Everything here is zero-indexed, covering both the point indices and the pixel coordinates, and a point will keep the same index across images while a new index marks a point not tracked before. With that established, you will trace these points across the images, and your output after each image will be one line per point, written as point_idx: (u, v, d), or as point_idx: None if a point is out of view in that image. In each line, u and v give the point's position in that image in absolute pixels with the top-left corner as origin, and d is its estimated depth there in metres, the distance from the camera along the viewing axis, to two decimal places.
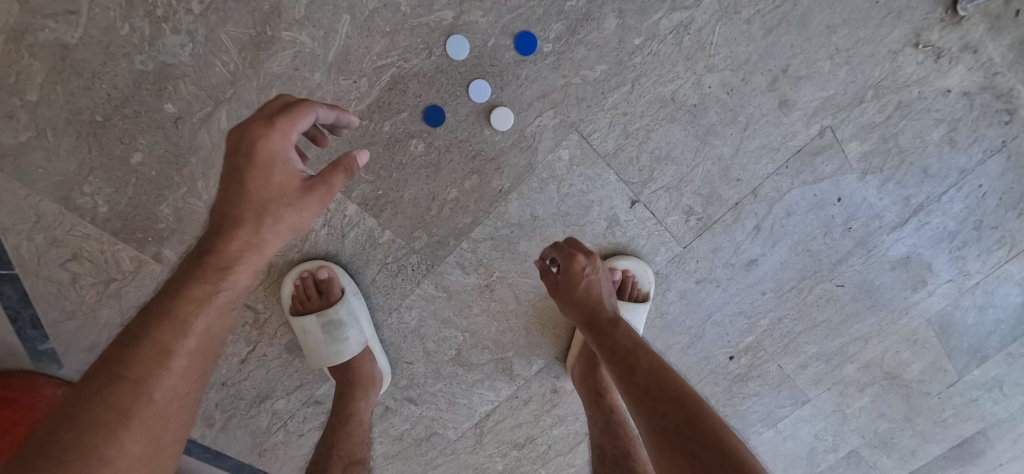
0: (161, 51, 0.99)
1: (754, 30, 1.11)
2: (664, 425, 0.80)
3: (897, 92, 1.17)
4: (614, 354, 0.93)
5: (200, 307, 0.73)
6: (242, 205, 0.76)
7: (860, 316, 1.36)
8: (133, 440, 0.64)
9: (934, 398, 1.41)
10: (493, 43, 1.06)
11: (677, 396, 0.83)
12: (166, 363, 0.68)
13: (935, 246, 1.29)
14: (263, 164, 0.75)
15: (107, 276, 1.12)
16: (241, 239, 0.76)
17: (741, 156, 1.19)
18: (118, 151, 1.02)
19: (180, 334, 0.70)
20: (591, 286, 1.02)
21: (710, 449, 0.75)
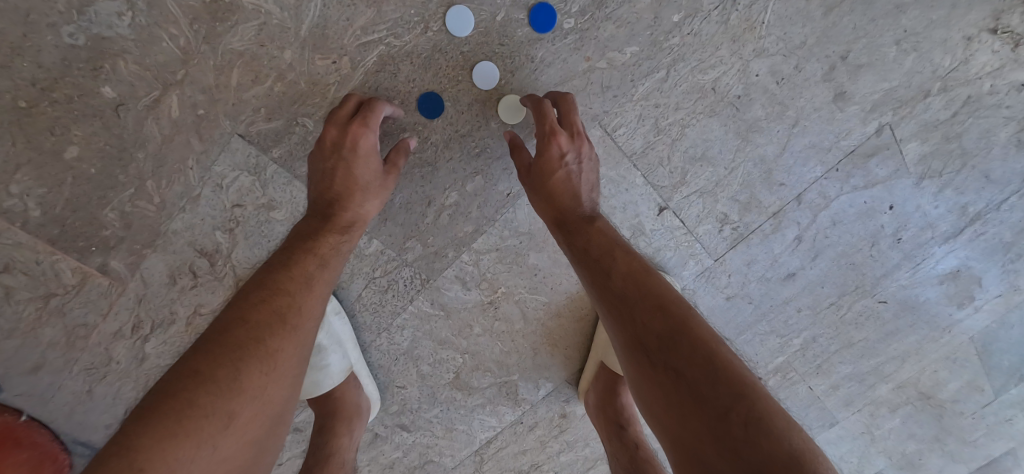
0: (94, 22, 0.81)
1: (813, 9, 0.94)
2: (644, 339, 0.72)
3: (967, 85, 1.00)
4: (589, 256, 0.83)
5: (317, 255, 0.79)
6: (348, 184, 0.84)
7: (901, 333, 1.20)
8: (267, 373, 0.68)
9: (967, 417, 1.25)
10: (504, 17, 0.90)
11: (660, 305, 0.74)
12: (293, 309, 0.74)
13: (988, 258, 1.14)
14: (363, 155, 0.84)
15: (47, 290, 0.94)
16: (352, 209, 0.85)
17: (787, 156, 1.03)
18: (49, 144, 0.85)
19: (305, 286, 0.76)
20: (570, 178, 0.89)
21: (698, 367, 0.67)
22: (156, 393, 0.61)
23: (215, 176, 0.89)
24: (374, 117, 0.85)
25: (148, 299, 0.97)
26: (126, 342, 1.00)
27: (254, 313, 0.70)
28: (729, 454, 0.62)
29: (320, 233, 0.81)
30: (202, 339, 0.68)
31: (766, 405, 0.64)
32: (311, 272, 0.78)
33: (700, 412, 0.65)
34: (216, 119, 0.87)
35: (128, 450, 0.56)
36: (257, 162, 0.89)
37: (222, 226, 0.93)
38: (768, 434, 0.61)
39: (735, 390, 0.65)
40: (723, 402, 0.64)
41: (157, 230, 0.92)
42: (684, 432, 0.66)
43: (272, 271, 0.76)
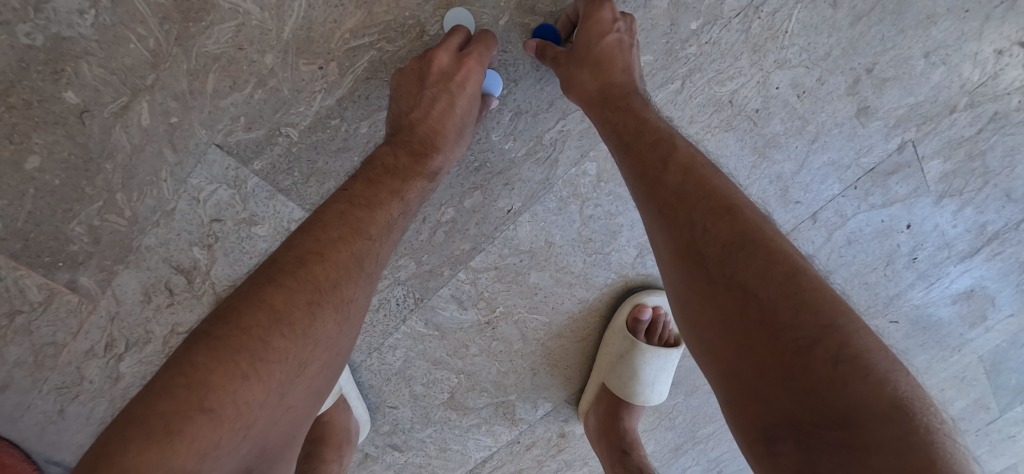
0: (51, 20, 0.72)
1: (840, 17, 0.88)
2: (704, 249, 0.64)
3: (995, 100, 0.94)
4: (635, 158, 0.73)
5: (393, 197, 0.75)
6: (444, 124, 0.79)
7: (910, 353, 1.16)
8: (338, 324, 0.67)
9: (970, 435, 1.25)
10: (507, 21, 0.82)
11: (726, 207, 0.65)
12: (368, 255, 0.71)
13: (1003, 278, 1.09)
14: (468, 95, 0.78)
15: (10, 308, 0.87)
16: (443, 152, 0.80)
17: (805, 173, 0.97)
18: (8, 153, 0.77)
19: (385, 231, 0.74)
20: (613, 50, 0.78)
21: (774, 285, 0.59)
22: (229, 322, 0.60)
23: (191, 189, 0.83)
24: (487, 53, 0.77)
25: (121, 318, 0.90)
26: (99, 362, 0.93)
27: (333, 253, 0.68)
28: (804, 396, 0.55)
29: (408, 172, 0.77)
30: (278, 269, 0.65)
31: (861, 341, 0.55)
32: (392, 217, 0.75)
33: (773, 341, 0.57)
34: (190, 128, 0.79)
35: (198, 384, 0.56)
36: (237, 174, 0.83)
37: (199, 242, 0.86)
38: (861, 374, 0.53)
39: (822, 319, 0.56)
40: (805, 332, 0.56)
41: (129, 246, 0.85)
42: (746, 365, 0.59)
43: (354, 206, 0.72)
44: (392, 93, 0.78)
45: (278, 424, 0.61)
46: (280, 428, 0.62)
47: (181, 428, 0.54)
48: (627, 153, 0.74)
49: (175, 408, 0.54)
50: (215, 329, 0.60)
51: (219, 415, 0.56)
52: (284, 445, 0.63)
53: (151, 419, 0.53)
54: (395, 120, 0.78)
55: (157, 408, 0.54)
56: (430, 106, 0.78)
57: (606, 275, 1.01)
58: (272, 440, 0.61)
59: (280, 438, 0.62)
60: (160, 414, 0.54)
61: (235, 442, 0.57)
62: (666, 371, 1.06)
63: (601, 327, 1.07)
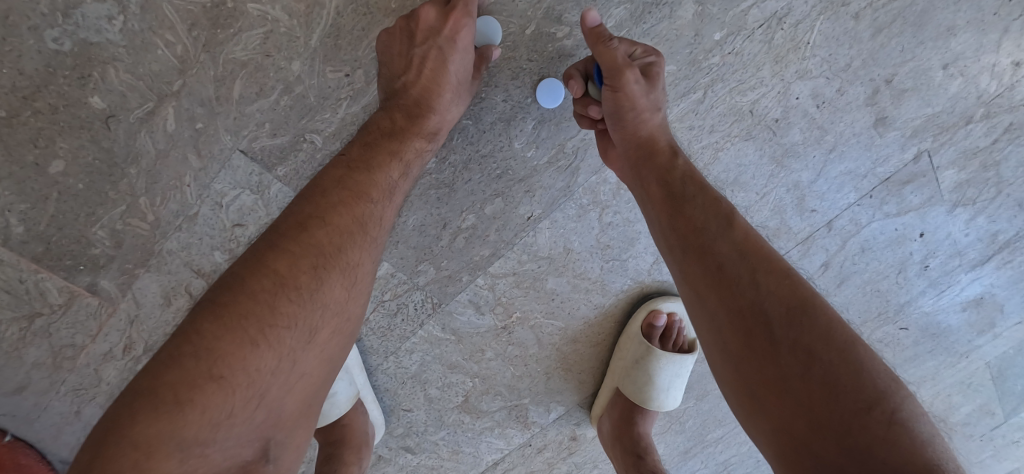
0: (80, 25, 0.72)
1: (861, 29, 0.88)
2: (766, 308, 0.62)
3: (1011, 111, 0.95)
4: (687, 213, 0.71)
5: (393, 160, 0.75)
6: (437, 83, 0.76)
7: (918, 359, 1.17)
8: (346, 289, 0.66)
9: (976, 440, 1.25)
10: (534, 30, 0.82)
11: (785, 271, 0.64)
12: (372, 219, 0.71)
13: (1013, 286, 1.10)
14: (460, 49, 0.75)
15: (31, 310, 0.88)
16: (440, 113, 0.78)
17: (821, 182, 0.98)
18: (32, 158, 0.77)
19: (386, 192, 0.73)
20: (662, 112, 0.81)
21: (837, 351, 0.58)
22: (234, 289, 0.60)
23: (214, 194, 0.83)
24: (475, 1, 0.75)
25: (141, 320, 0.91)
26: (117, 363, 0.94)
27: (335, 218, 0.67)
28: (860, 452, 0.53)
29: (406, 134, 0.76)
30: (281, 233, 0.65)
31: (910, 409, 0.55)
32: (393, 180, 0.74)
33: (830, 402, 0.56)
34: (215, 134, 0.79)
35: (206, 351, 0.56)
36: (261, 180, 0.83)
37: (221, 246, 0.86)
38: (913, 435, 0.53)
39: (876, 384, 0.56)
40: (864, 394, 0.55)
41: (150, 249, 0.86)
42: (799, 421, 0.57)
43: (352, 170, 0.71)
44: (381, 55, 0.75)
45: (292, 393, 0.61)
46: (294, 397, 0.62)
47: (191, 396, 0.54)
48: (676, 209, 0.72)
49: (185, 377, 0.54)
50: (219, 297, 0.59)
51: (229, 382, 0.56)
52: (301, 413, 0.63)
53: (160, 388, 0.53)
54: (388, 84, 0.76)
55: (165, 377, 0.54)
56: (422, 65, 0.76)
57: (623, 282, 1.01)
58: (287, 409, 0.61)
59: (295, 409, 0.62)
60: (170, 383, 0.54)
61: (248, 411, 0.57)
62: (681, 377, 1.06)
63: (616, 332, 1.08)
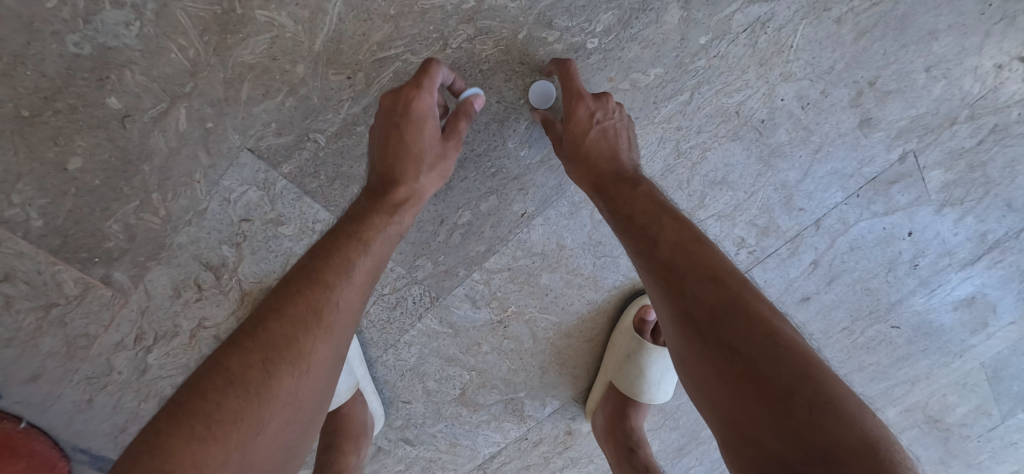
0: (100, 31, 0.77)
1: (843, 33, 0.91)
2: (694, 314, 0.66)
3: (995, 113, 0.98)
4: (635, 226, 0.76)
5: (354, 244, 0.75)
6: (403, 156, 0.81)
7: (912, 358, 1.19)
8: (297, 376, 0.67)
9: (973, 440, 1.25)
10: (526, 34, 0.85)
11: (712, 275, 0.67)
12: (329, 304, 0.71)
13: (1005, 286, 1.13)
14: (419, 120, 0.80)
15: (48, 300, 0.94)
16: (407, 187, 0.81)
17: (808, 182, 1.00)
18: (51, 155, 0.82)
19: (344, 276, 0.73)
20: (604, 134, 0.84)
21: (758, 345, 0.61)
22: (192, 389, 0.63)
23: (222, 191, 0.87)
24: (429, 76, 0.80)
25: (151, 311, 0.97)
26: (128, 353, 1.00)
27: (290, 309, 0.69)
28: (790, 437, 0.56)
29: (370, 214, 0.78)
30: (242, 330, 0.68)
31: (835, 388, 0.57)
32: (352, 262, 0.74)
33: (758, 392, 0.59)
34: (224, 133, 0.84)
35: (158, 448, 0.59)
36: (267, 177, 0.87)
37: (228, 240, 0.91)
38: (837, 418, 0.55)
39: (801, 368, 0.59)
40: (785, 381, 0.58)
41: (161, 243, 0.90)
42: (738, 411, 0.61)
43: (313, 259, 0.73)
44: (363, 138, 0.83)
45: None
46: None
47: None
48: (624, 228, 0.77)
49: None
50: (178, 397, 0.63)
51: None
52: None
53: None
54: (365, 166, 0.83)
55: None
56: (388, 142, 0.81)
57: (615, 278, 1.05)
58: None
59: None
60: None
61: None
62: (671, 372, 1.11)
63: (609, 327, 1.11)
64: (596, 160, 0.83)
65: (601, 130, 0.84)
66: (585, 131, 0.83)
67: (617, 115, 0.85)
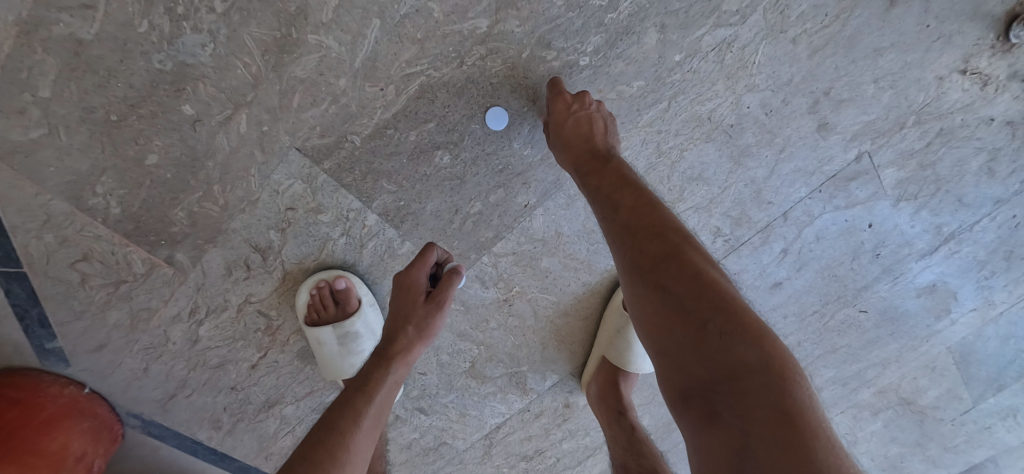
0: (179, 51, 0.92)
1: (799, 51, 1.06)
2: (640, 263, 0.82)
3: (940, 119, 1.12)
4: (602, 195, 0.92)
5: (362, 396, 0.94)
6: (399, 322, 1.03)
7: (881, 341, 1.34)
8: None
9: (947, 424, 1.41)
10: (528, 54, 1.00)
11: (658, 231, 0.83)
12: (344, 444, 0.87)
13: (963, 275, 1.27)
14: (412, 291, 1.03)
15: (117, 278, 1.09)
16: (402, 345, 1.01)
17: (775, 179, 1.15)
18: (132, 152, 0.98)
19: (355, 420, 0.91)
20: (578, 121, 0.97)
21: (686, 285, 0.76)
22: None
23: (273, 183, 1.03)
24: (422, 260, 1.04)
25: (206, 288, 1.12)
26: (183, 325, 1.16)
27: (313, 451, 0.84)
28: (704, 358, 0.72)
29: (373, 371, 0.98)
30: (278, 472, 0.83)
31: (745, 319, 0.72)
32: (359, 408, 0.92)
33: (683, 324, 0.75)
34: (277, 135, 1.00)
35: None
36: (310, 172, 1.03)
37: (275, 226, 1.07)
38: (741, 342, 0.70)
39: (718, 304, 0.73)
40: (703, 315, 0.73)
41: (218, 228, 1.06)
42: (667, 340, 0.76)
43: (330, 412, 0.91)
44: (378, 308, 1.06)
45: None
46: None
47: None
48: (594, 198, 0.93)
49: None
50: None
51: None
52: None
53: None
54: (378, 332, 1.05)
55: None
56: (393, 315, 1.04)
57: (606, 262, 1.20)
58: None
59: None
60: None
61: None
62: None
63: (601, 306, 1.26)
64: (577, 146, 0.97)
65: (576, 117, 0.97)
66: (564, 118, 0.97)
67: (594, 107, 0.99)
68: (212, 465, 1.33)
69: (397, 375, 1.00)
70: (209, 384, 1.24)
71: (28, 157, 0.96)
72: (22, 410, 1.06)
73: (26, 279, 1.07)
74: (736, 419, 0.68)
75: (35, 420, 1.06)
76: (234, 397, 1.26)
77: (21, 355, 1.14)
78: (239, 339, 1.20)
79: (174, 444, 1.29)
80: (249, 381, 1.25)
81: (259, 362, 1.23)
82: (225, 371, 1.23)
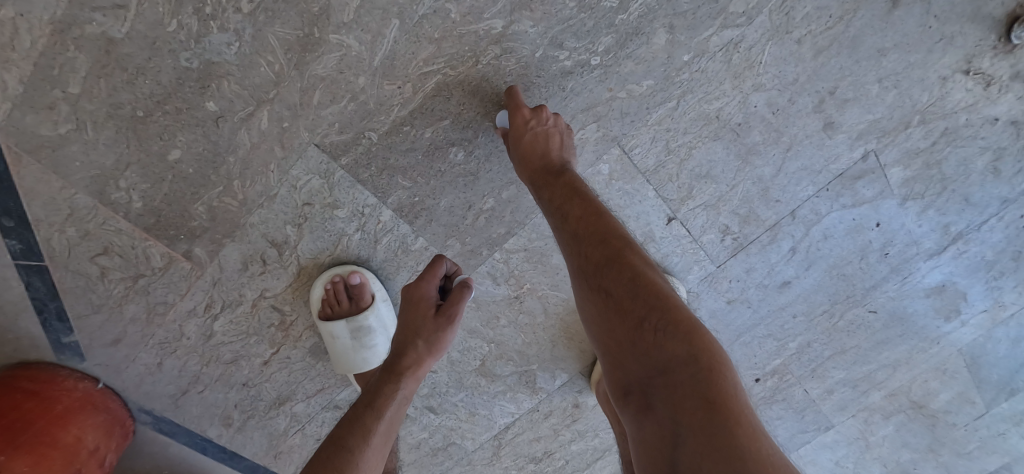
0: (206, 49, 0.96)
1: (804, 51, 1.08)
2: (586, 269, 0.86)
3: (945, 118, 1.14)
4: (555, 207, 0.96)
5: (372, 413, 0.97)
6: (407, 337, 1.05)
7: (891, 342, 1.35)
8: None
9: (960, 429, 1.41)
10: (541, 53, 1.03)
11: (602, 237, 0.87)
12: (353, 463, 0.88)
13: (972, 275, 1.28)
14: (420, 305, 1.05)
15: (136, 272, 1.12)
16: (409, 360, 1.03)
17: (782, 177, 1.17)
18: (157, 147, 1.01)
19: (364, 439, 0.92)
20: (536, 135, 0.99)
21: (625, 286, 0.80)
22: None
23: (291, 179, 1.06)
24: (432, 274, 1.06)
25: (222, 283, 1.15)
26: (198, 320, 1.18)
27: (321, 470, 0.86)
28: (641, 355, 0.74)
29: (383, 388, 1.01)
30: None
31: (677, 315, 0.74)
32: (369, 426, 0.94)
33: (624, 324, 0.78)
34: (297, 131, 1.03)
35: None
36: (328, 168, 1.06)
37: (292, 221, 1.10)
38: (672, 337, 0.72)
39: (653, 303, 0.76)
40: (640, 313, 0.76)
41: (236, 223, 1.09)
42: (611, 340, 0.79)
43: (340, 431, 0.93)
44: None
45: None
46: None
47: None
48: (548, 208, 0.97)
49: None
50: None
51: None
52: None
53: None
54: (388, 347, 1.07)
55: None
56: (403, 328, 1.06)
57: None
58: None
59: None
60: None
61: None
62: None
63: None
64: (532, 159, 0.99)
65: (535, 129, 0.99)
66: (523, 131, 0.99)
67: (553, 122, 1.01)
68: (222, 462, 1.35)
69: (407, 390, 1.02)
70: (221, 380, 1.26)
71: (55, 151, 1.00)
72: (41, 402, 1.08)
73: (46, 273, 1.09)
74: (667, 410, 0.68)
75: (54, 412, 1.08)
76: (246, 393, 1.28)
77: (38, 349, 1.16)
78: (253, 335, 1.22)
79: (184, 441, 1.31)
80: (261, 377, 1.27)
81: (272, 358, 1.25)
82: (238, 367, 1.25)
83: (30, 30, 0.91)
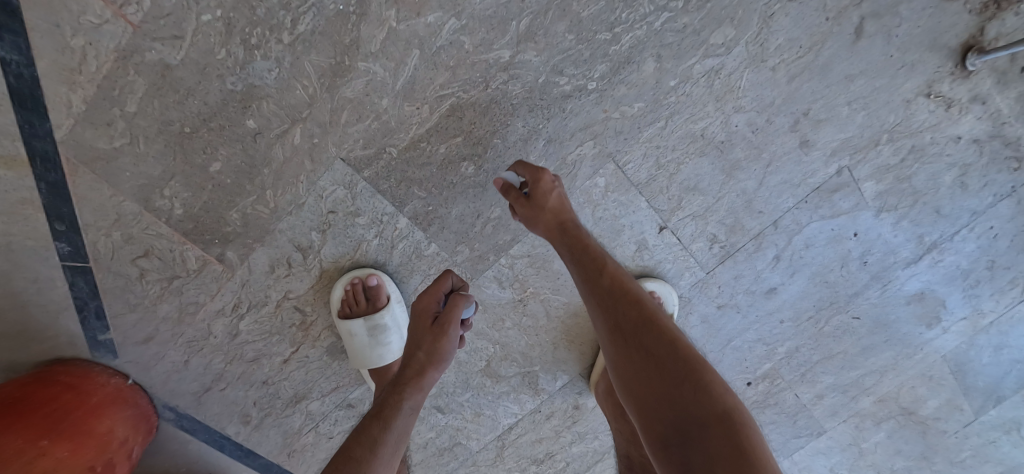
0: (250, 74, 1.08)
1: (779, 77, 1.20)
2: (623, 324, 0.94)
3: (911, 137, 1.25)
4: (581, 263, 1.04)
5: (380, 422, 1.05)
6: (411, 349, 1.13)
7: (877, 348, 1.44)
8: None
9: (951, 437, 1.49)
10: (544, 79, 1.15)
11: (637, 299, 0.96)
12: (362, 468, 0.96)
13: (949, 283, 1.37)
14: (423, 320, 1.14)
15: (173, 273, 1.23)
16: (413, 370, 1.11)
17: (764, 190, 1.28)
18: (200, 160, 1.13)
19: (372, 445, 1.00)
20: (563, 199, 1.11)
21: (664, 346, 0.89)
22: None
23: (318, 189, 1.17)
24: (434, 292, 1.16)
25: (250, 285, 1.25)
26: (225, 320, 1.29)
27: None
28: (679, 408, 0.83)
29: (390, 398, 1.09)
30: None
31: (710, 377, 0.85)
32: (377, 432, 1.03)
33: (661, 378, 0.86)
34: (325, 146, 1.15)
35: None
36: (351, 180, 1.18)
37: (317, 227, 1.21)
38: (711, 395, 0.83)
39: (689, 364, 0.87)
40: (679, 371, 0.86)
41: (266, 229, 1.20)
42: (645, 392, 0.87)
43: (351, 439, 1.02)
44: None
45: None
46: None
47: None
48: (575, 264, 1.05)
49: None
50: None
51: None
52: None
53: None
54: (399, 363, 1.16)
55: None
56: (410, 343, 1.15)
57: None
58: None
59: None
60: None
61: None
62: None
63: None
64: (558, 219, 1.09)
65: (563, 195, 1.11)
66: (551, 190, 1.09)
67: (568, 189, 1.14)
68: (239, 460, 1.43)
69: (414, 398, 1.10)
70: (243, 378, 1.35)
71: (108, 163, 1.11)
72: (79, 393, 1.18)
73: (90, 273, 1.20)
74: (708, 460, 0.77)
75: (91, 402, 1.18)
76: (265, 391, 1.38)
77: (75, 347, 1.26)
78: (275, 334, 1.32)
79: (203, 439, 1.40)
80: (280, 375, 1.37)
81: (292, 357, 1.35)
82: (260, 366, 1.35)
83: (97, 57, 1.04)
